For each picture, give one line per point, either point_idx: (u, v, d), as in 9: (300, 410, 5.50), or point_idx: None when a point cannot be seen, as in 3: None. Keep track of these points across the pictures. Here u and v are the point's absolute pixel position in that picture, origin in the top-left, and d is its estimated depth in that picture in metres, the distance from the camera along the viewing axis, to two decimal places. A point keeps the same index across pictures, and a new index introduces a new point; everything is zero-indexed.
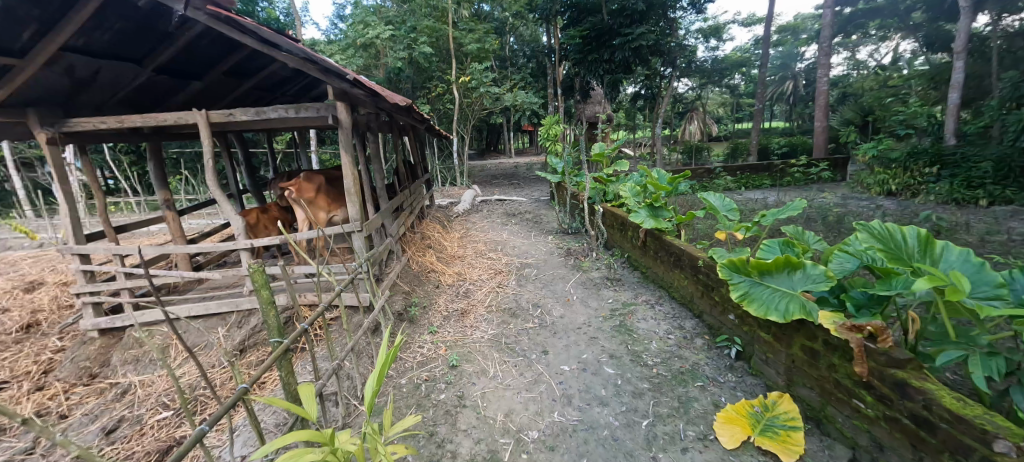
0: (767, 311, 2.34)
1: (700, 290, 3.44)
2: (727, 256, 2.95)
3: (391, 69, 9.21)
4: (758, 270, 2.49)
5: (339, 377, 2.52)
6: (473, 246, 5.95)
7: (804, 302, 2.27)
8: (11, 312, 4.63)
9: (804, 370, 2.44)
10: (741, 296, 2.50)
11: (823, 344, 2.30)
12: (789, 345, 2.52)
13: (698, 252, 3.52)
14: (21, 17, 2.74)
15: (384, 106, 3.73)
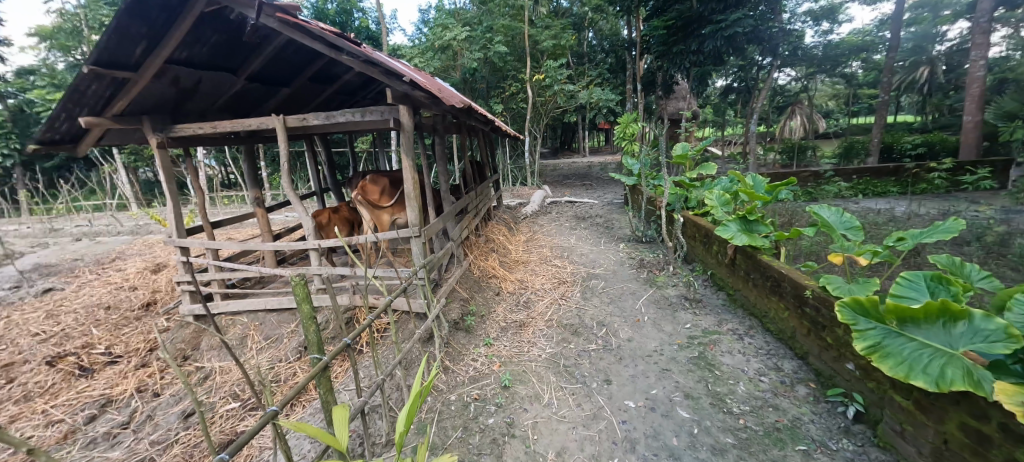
0: (911, 372, 1.93)
1: (805, 328, 2.95)
2: (849, 292, 2.51)
3: (467, 70, 9.33)
4: (896, 317, 2.07)
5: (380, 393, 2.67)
6: (538, 251, 5.77)
7: (968, 367, 1.82)
8: (138, 292, 5.40)
9: (965, 456, 1.93)
10: (870, 348, 2.10)
11: (999, 428, 1.79)
12: (939, 420, 2.03)
13: (804, 279, 3.00)
14: (133, 35, 3.12)
15: (446, 108, 3.69)
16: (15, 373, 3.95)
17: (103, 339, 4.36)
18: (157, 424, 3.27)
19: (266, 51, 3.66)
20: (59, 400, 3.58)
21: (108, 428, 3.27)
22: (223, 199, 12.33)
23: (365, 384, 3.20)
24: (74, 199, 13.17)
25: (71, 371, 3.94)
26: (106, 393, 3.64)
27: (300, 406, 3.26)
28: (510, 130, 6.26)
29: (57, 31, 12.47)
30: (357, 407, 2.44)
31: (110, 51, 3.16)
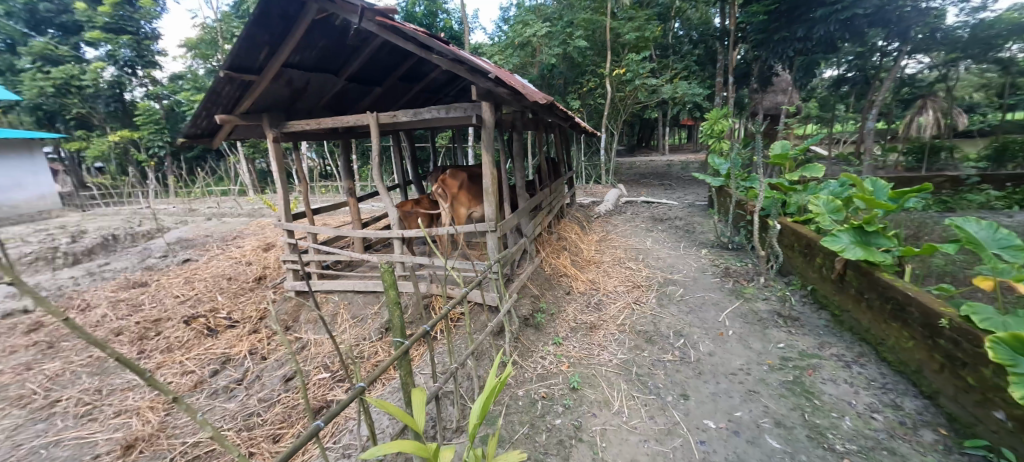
0: None
1: (937, 365, 2.56)
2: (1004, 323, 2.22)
3: (546, 66, 9.29)
4: None
5: (453, 381, 2.75)
6: (612, 252, 5.59)
7: None
8: (252, 267, 6.12)
9: None
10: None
11: None
12: None
13: (941, 306, 2.59)
14: (258, 42, 3.48)
15: (527, 104, 3.69)
16: (161, 327, 4.67)
17: (225, 305, 5.00)
18: (263, 384, 3.66)
19: (364, 52, 3.92)
20: (192, 354, 4.16)
21: (226, 383, 3.73)
22: (320, 189, 13.54)
23: (439, 369, 3.31)
24: (204, 185, 15.29)
25: (201, 330, 4.57)
26: (227, 352, 4.16)
27: (381, 383, 3.48)
28: (589, 126, 6.11)
29: (197, 41, 14.54)
30: (433, 392, 2.55)
31: (240, 57, 3.56)
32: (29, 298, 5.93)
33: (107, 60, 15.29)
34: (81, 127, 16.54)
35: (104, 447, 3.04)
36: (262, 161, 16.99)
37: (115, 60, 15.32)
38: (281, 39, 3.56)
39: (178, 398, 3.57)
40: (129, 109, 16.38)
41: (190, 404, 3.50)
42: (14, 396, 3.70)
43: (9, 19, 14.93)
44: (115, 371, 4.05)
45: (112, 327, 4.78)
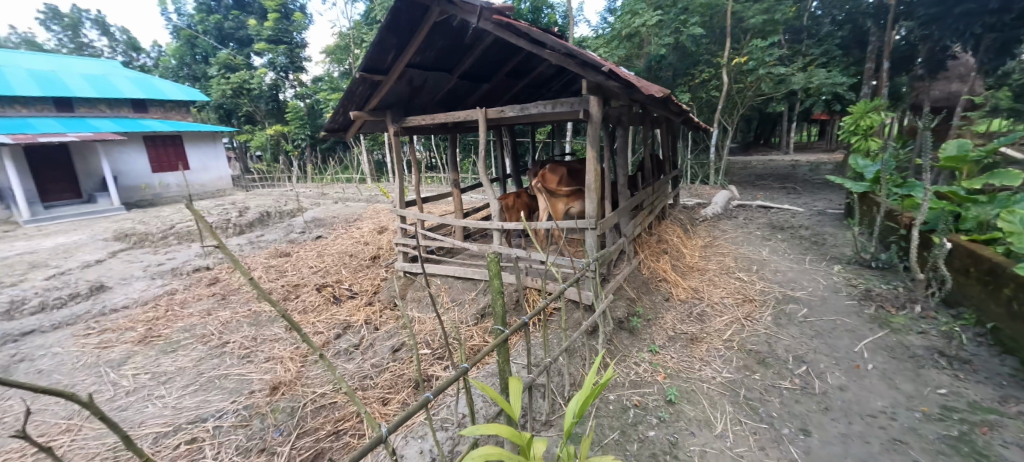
0: None
1: None
2: None
3: (654, 57, 8.82)
4: None
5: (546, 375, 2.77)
6: (719, 260, 5.13)
7: None
8: (369, 247, 6.79)
9: None
10: None
11: None
12: None
13: None
14: (388, 44, 3.80)
15: (638, 98, 3.54)
16: (298, 291, 5.41)
17: (347, 279, 5.62)
18: (375, 351, 4.04)
19: (478, 49, 4.07)
20: (321, 317, 4.75)
21: (346, 346, 4.19)
22: (428, 179, 14.52)
23: (532, 361, 3.36)
24: (333, 172, 17.36)
25: (328, 297, 5.20)
26: (348, 319, 4.69)
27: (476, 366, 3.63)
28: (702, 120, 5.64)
29: (335, 47, 16.56)
30: (528, 382, 2.59)
31: (372, 59, 3.92)
32: (208, 258, 7.30)
33: (268, 67, 18.14)
34: (247, 121, 19.83)
35: (256, 385, 3.61)
36: (379, 152, 18.74)
37: (274, 66, 18.12)
38: (407, 40, 3.85)
39: (311, 353, 4.09)
40: (281, 107, 19.23)
41: (319, 359, 3.99)
42: (197, 334, 4.58)
43: (204, 36, 18.51)
44: (265, 323, 4.79)
45: (263, 288, 5.67)
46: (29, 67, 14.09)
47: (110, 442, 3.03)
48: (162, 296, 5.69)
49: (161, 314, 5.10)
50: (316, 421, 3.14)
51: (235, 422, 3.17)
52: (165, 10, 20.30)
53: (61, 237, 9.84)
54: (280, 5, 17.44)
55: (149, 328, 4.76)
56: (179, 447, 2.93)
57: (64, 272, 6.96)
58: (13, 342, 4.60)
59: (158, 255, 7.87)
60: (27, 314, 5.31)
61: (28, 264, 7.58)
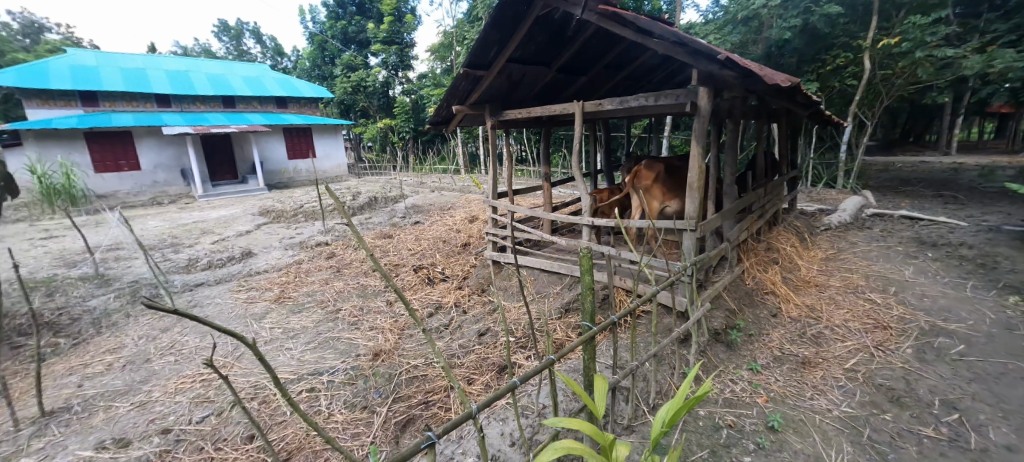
0: None
1: None
2: None
3: (774, 42, 7.94)
4: None
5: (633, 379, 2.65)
6: (843, 277, 4.50)
7: None
8: (461, 234, 7.09)
9: None
10: None
11: None
12: None
13: None
14: (491, 40, 3.86)
15: (756, 89, 3.19)
16: (398, 270, 5.84)
17: (440, 263, 5.94)
18: (463, 333, 4.21)
19: (580, 41, 3.98)
20: (417, 295, 5.08)
21: (437, 324, 4.42)
22: (519, 172, 14.74)
23: (618, 362, 3.24)
24: (432, 163, 18.43)
25: (423, 277, 5.53)
26: (440, 300, 4.95)
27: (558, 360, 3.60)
28: (831, 114, 4.94)
29: (439, 46, 17.49)
30: (613, 382, 2.50)
31: (475, 55, 4.02)
32: (327, 235, 8.22)
33: (382, 66, 19.79)
34: (361, 115, 21.83)
35: (362, 350, 3.96)
36: (475, 147, 19.44)
37: (386, 65, 19.70)
38: (510, 35, 3.88)
39: (407, 327, 4.39)
40: (391, 102, 20.87)
41: (415, 333, 4.26)
42: (317, 300, 5.18)
43: (332, 40, 20.75)
44: (371, 296, 5.25)
45: (370, 266, 6.23)
46: (206, 70, 17.09)
47: (256, 378, 3.56)
48: (292, 264, 6.54)
49: (290, 279, 5.87)
50: (409, 389, 3.36)
51: (344, 379, 3.52)
52: (303, 17, 23.12)
53: (219, 210, 11.79)
54: (395, 8, 18.87)
55: (281, 290, 5.50)
56: (300, 394, 3.33)
57: (222, 239, 8.34)
58: (189, 289, 5.62)
59: (289, 229, 9.07)
60: (198, 269, 6.45)
61: (198, 230, 9.22)
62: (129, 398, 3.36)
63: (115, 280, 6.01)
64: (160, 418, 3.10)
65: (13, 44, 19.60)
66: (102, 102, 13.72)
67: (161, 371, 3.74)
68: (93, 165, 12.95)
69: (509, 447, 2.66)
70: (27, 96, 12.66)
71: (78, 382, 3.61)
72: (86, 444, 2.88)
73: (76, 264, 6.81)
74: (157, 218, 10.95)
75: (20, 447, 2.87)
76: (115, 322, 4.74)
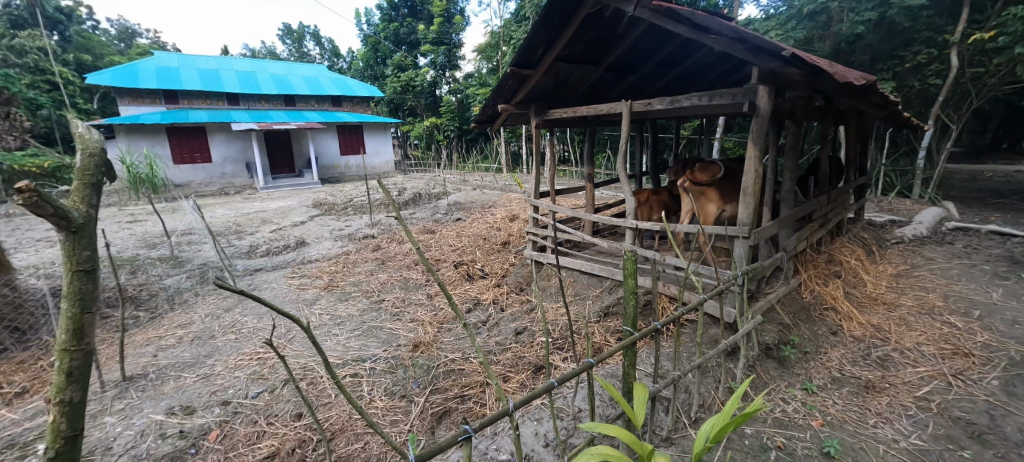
0: None
1: None
2: None
3: (844, 38, 7.41)
4: None
5: (674, 389, 2.54)
6: (917, 296, 4.12)
7: None
8: (502, 233, 7.12)
9: None
10: None
11: None
12: None
13: None
14: (540, 40, 3.82)
15: (823, 88, 2.96)
16: (439, 265, 5.93)
17: (480, 260, 5.99)
18: (500, 330, 4.21)
19: (631, 38, 3.86)
20: (456, 291, 5.14)
21: (475, 320, 4.45)
22: (562, 172, 14.61)
23: (659, 370, 3.12)
24: (475, 162, 18.63)
25: (463, 274, 5.59)
26: (479, 296, 4.98)
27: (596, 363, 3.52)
28: (909, 116, 4.54)
29: (486, 46, 17.64)
30: (653, 391, 2.41)
31: (523, 54, 3.99)
32: (374, 228, 8.50)
33: (431, 66, 20.23)
34: (410, 113, 22.44)
35: (403, 341, 4.06)
36: (518, 146, 19.44)
37: (435, 65, 20.13)
38: (558, 33, 3.82)
39: (446, 321, 4.45)
40: (438, 101, 21.29)
41: (454, 327, 4.31)
42: (363, 289, 5.36)
43: (385, 41, 21.45)
44: (412, 288, 5.37)
45: (413, 259, 6.38)
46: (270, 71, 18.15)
47: (306, 360, 3.73)
48: (341, 255, 6.81)
49: (339, 268, 6.11)
50: (445, 382, 3.39)
51: (385, 367, 3.61)
52: (358, 20, 24.08)
53: (277, 202, 12.51)
54: (445, 10, 19.23)
55: (330, 278, 5.74)
56: (344, 378, 3.45)
57: (279, 228, 8.84)
58: (249, 274, 5.98)
59: (340, 221, 9.47)
60: (258, 255, 6.87)
61: (259, 219, 9.83)
62: (195, 370, 3.62)
63: (186, 262, 6.51)
64: (221, 391, 3.31)
65: (109, 47, 21.74)
66: (181, 100, 14.92)
67: (224, 347, 4.00)
68: (172, 157, 14.08)
69: (542, 448, 2.62)
70: (120, 94, 14.01)
71: (153, 352, 3.92)
72: (158, 408, 3.11)
73: (154, 246, 7.44)
74: (223, 207, 11.77)
75: (104, 407, 3.14)
76: (185, 299, 5.13)
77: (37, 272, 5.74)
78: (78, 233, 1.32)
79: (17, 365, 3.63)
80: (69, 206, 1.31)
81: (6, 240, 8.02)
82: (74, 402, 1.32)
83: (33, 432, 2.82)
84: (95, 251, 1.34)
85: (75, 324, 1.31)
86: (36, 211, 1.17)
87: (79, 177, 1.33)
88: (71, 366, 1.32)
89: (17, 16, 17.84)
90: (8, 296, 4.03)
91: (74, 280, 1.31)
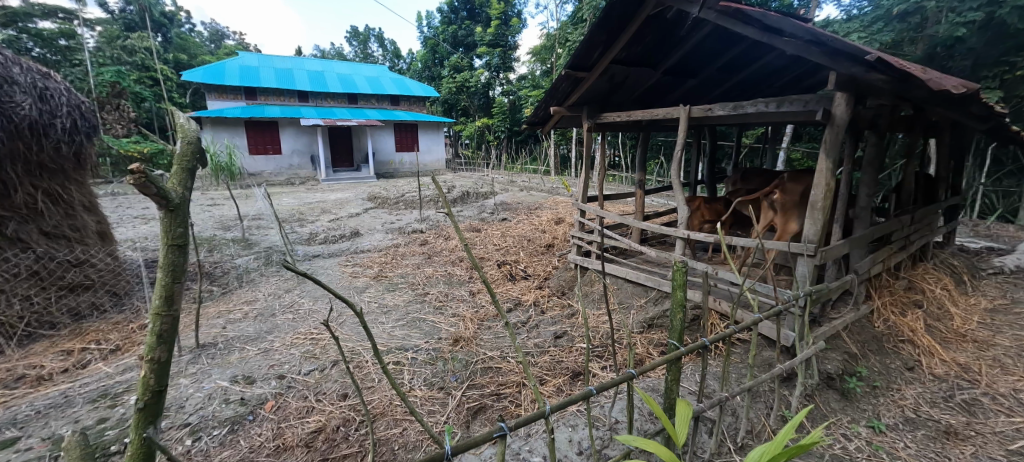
0: None
1: None
2: None
3: (940, 41, 6.71)
4: None
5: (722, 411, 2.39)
6: (1017, 336, 3.64)
7: None
8: (547, 236, 7.06)
9: None
10: None
11: None
12: None
13: None
14: (597, 42, 3.73)
15: (915, 94, 2.67)
16: (483, 263, 5.98)
17: (524, 261, 5.98)
18: (539, 333, 4.16)
19: (693, 40, 3.69)
20: (498, 290, 5.15)
21: (515, 320, 4.43)
22: (612, 178, 14.30)
23: (704, 389, 2.95)
24: (523, 163, 18.59)
25: (506, 274, 5.59)
26: (520, 297, 4.96)
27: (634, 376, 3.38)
28: (1016, 131, 4.03)
29: (542, 48, 17.66)
30: (697, 409, 2.26)
31: (578, 57, 3.92)
32: (424, 223, 8.72)
33: (486, 67, 20.51)
34: (463, 114, 22.87)
35: (444, 334, 4.12)
36: (568, 149, 19.22)
37: (489, 67, 20.42)
38: (616, 35, 3.71)
39: (487, 319, 4.47)
40: (491, 102, 21.55)
41: (494, 325, 4.33)
42: (409, 282, 5.49)
43: (444, 43, 22.01)
44: (457, 284, 5.44)
45: (458, 256, 6.47)
46: (337, 71, 19.07)
47: (355, 344, 3.87)
48: (391, 247, 7.04)
49: (389, 260, 6.31)
50: (483, 378, 3.39)
51: (426, 358, 3.67)
52: (420, 22, 24.94)
53: (336, 193, 13.14)
54: (502, 12, 19.49)
55: (380, 269, 5.93)
56: (388, 365, 3.55)
57: (337, 218, 9.27)
58: (308, 259, 6.32)
59: (392, 215, 9.79)
60: (317, 242, 7.26)
61: (319, 209, 10.34)
62: (257, 344, 3.85)
63: (255, 245, 6.98)
64: (278, 366, 3.50)
65: (203, 47, 23.91)
66: (259, 96, 16.04)
67: (282, 325, 4.23)
68: (247, 147, 15.18)
69: (575, 455, 2.56)
70: (207, 90, 15.30)
71: (223, 324, 4.22)
72: (224, 375, 3.34)
73: (228, 228, 8.03)
74: (288, 196, 12.54)
75: (180, 370, 3.41)
76: (252, 279, 5.49)
77: (134, 245, 6.38)
78: (173, 208, 1.06)
79: (113, 325, 4.02)
80: (166, 180, 1.06)
81: (110, 215, 8.99)
82: (162, 362, 1.12)
83: (122, 386, 3.10)
84: (189, 226, 1.11)
85: (166, 290, 1.10)
86: (136, 184, 0.94)
87: (179, 153, 1.08)
88: (161, 329, 1.11)
89: (130, 20, 20.19)
90: (110, 264, 4.47)
91: (168, 252, 1.08)
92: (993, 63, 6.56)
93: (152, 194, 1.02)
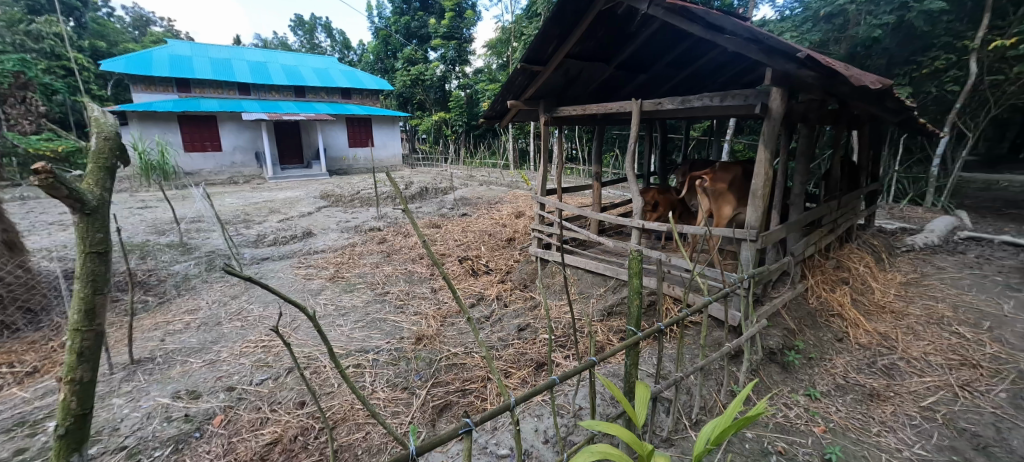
0: None
1: None
2: None
3: (861, 41, 7.29)
4: None
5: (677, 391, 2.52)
6: (927, 306, 4.08)
7: None
8: (507, 230, 7.11)
9: None
10: None
11: None
12: None
13: None
14: (552, 36, 3.80)
15: (837, 90, 2.92)
16: (444, 259, 5.96)
17: (485, 255, 6.00)
18: (502, 327, 4.22)
19: (644, 35, 3.81)
20: (461, 285, 5.16)
21: (478, 315, 4.46)
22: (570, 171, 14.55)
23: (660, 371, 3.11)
24: (481, 157, 18.53)
25: (468, 269, 5.60)
26: (482, 292, 4.99)
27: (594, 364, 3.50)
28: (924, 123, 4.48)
29: (498, 41, 17.80)
30: (654, 390, 2.38)
31: (533, 50, 3.96)
32: (380, 221, 8.55)
33: (441, 60, 20.23)
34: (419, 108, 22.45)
35: (406, 333, 4.08)
36: (525, 142, 19.34)
37: (444, 60, 20.15)
38: (570, 30, 3.79)
39: (449, 316, 4.47)
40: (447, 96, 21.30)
41: (457, 322, 4.34)
42: (367, 281, 5.39)
43: (396, 34, 21.43)
44: (417, 282, 5.39)
45: (418, 253, 6.39)
46: (283, 63, 18.16)
47: (311, 349, 3.77)
48: (346, 246, 6.85)
49: (346, 260, 6.16)
50: (447, 375, 3.41)
51: (389, 359, 3.63)
52: (370, 13, 24.15)
53: (285, 192, 12.56)
54: (456, 4, 19.21)
55: (336, 270, 5.78)
56: (348, 368, 3.48)
57: (287, 218, 8.92)
58: (257, 262, 6.05)
59: (346, 213, 9.50)
60: (265, 244, 6.93)
61: (267, 209, 9.88)
62: (202, 355, 3.66)
63: (195, 249, 6.58)
64: (227, 377, 3.35)
65: (127, 35, 21.98)
66: (193, 89, 15.07)
67: (230, 334, 4.04)
68: (183, 144, 14.20)
69: (541, 444, 2.63)
70: (135, 82, 14.17)
71: (162, 336, 3.97)
72: (165, 392, 3.16)
73: (165, 232, 7.51)
74: (232, 196, 11.90)
75: (112, 389, 3.19)
76: (194, 286, 5.18)
77: (53, 256, 5.85)
78: (89, 213, 1.12)
79: (29, 346, 3.69)
80: (83, 184, 1.13)
81: (22, 222, 8.16)
82: (84, 382, 1.17)
83: (42, 411, 2.87)
84: (109, 234, 1.16)
85: (86, 303, 1.15)
86: (44, 187, 0.96)
87: (95, 154, 1.14)
88: (81, 346, 1.16)
89: (34, 2, 18.26)
90: (23, 277, 4.06)
91: (85, 261, 1.14)
92: (904, 62, 7.26)
93: (66, 199, 1.07)
